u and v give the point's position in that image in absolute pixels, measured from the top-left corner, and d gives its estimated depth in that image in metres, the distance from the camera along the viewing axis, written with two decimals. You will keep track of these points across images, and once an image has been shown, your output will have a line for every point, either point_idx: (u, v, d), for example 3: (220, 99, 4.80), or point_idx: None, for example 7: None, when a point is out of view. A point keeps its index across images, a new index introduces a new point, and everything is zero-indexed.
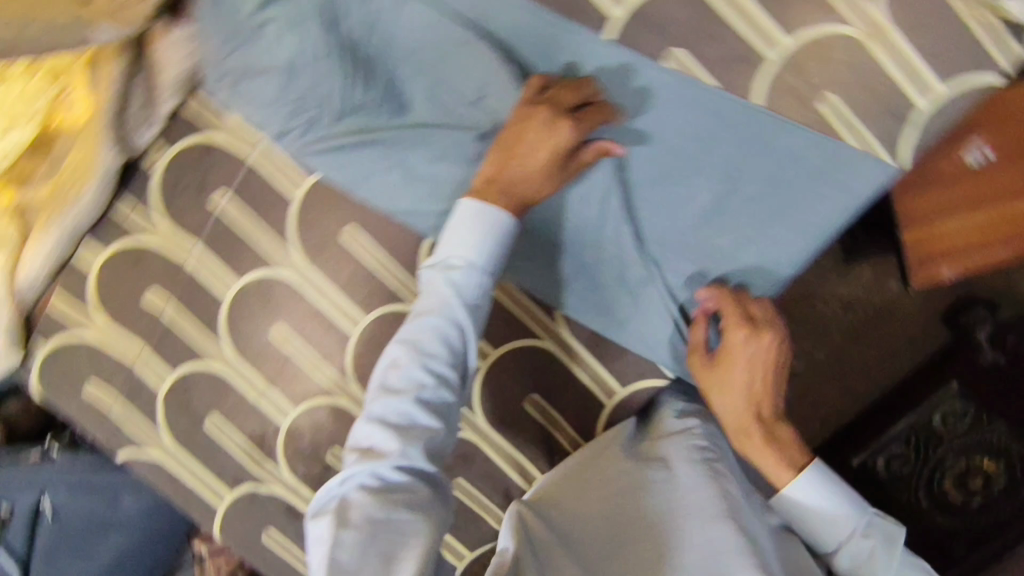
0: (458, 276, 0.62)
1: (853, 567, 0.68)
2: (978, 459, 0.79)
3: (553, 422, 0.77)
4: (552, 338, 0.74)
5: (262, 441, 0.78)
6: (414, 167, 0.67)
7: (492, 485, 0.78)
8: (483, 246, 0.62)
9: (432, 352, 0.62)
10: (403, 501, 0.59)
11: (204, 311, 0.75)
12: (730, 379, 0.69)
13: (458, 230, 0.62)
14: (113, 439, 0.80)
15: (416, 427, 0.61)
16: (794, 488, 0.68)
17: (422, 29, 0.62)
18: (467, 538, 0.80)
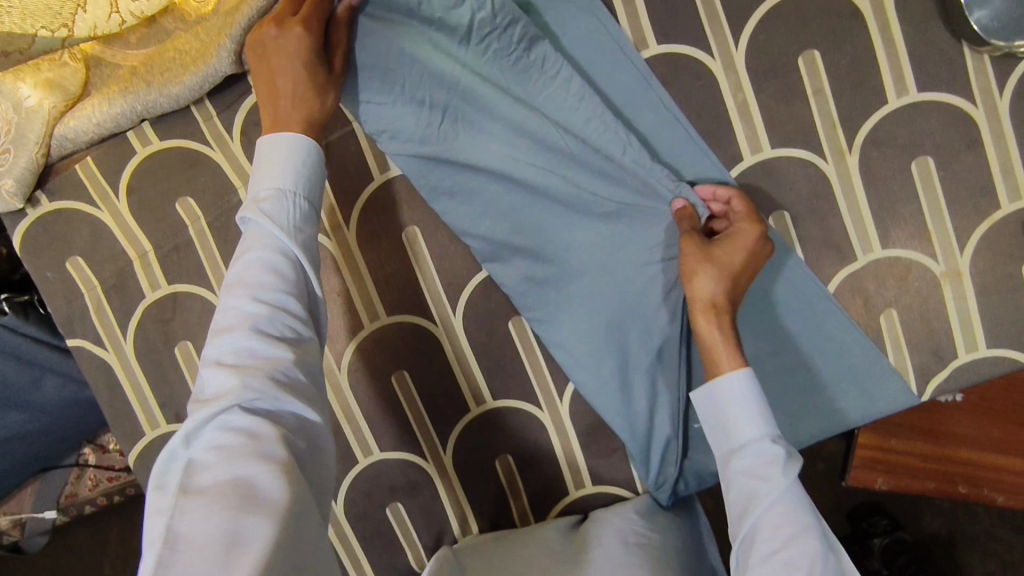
0: (276, 199, 0.52)
1: (740, 503, 0.53)
2: None
3: (512, 489, 0.73)
4: (550, 413, 0.72)
5: None
6: (503, 198, 0.66)
7: (427, 525, 0.73)
8: (299, 168, 0.54)
9: (260, 284, 0.49)
10: (251, 448, 0.43)
11: (232, 241, 0.71)
12: (709, 254, 0.58)
13: (275, 159, 0.54)
14: (68, 324, 0.74)
15: (259, 359, 0.47)
16: (726, 380, 0.55)
17: (574, 83, 0.63)
18: (377, 566, 0.74)
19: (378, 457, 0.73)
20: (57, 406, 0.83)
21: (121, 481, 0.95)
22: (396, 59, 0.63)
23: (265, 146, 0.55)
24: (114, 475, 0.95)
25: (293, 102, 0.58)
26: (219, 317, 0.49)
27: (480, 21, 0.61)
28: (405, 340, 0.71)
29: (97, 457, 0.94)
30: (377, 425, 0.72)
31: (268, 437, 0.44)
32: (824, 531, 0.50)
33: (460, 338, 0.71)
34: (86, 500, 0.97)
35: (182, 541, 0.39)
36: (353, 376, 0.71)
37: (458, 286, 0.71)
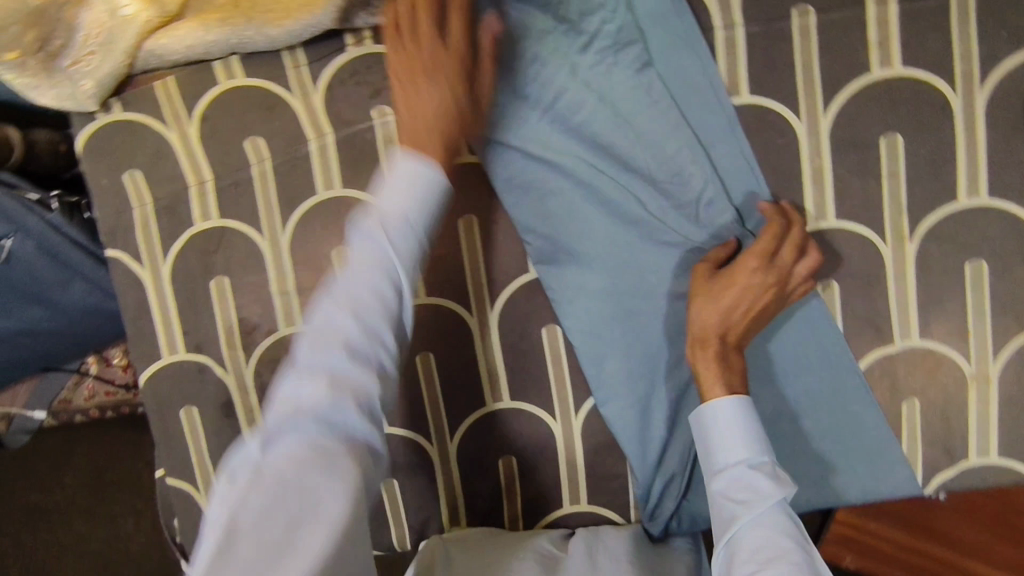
0: (393, 214, 0.52)
1: (723, 527, 0.53)
2: None
3: (508, 491, 0.74)
4: (562, 426, 0.72)
5: (250, 332, 0.74)
6: (571, 204, 0.68)
7: (417, 506, 0.75)
8: (423, 194, 0.54)
9: (364, 304, 0.49)
10: (321, 468, 0.44)
11: (291, 190, 0.72)
12: (709, 288, 0.60)
13: (398, 180, 0.54)
14: (112, 233, 0.74)
15: (348, 378, 0.47)
16: (711, 405, 0.57)
17: (666, 114, 0.65)
18: None
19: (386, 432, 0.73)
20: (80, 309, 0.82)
21: (121, 398, 0.98)
22: (504, 50, 0.65)
23: (393, 160, 0.55)
24: (115, 388, 0.97)
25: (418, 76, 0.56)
26: (316, 319, 0.50)
27: (607, 32, 0.65)
28: (439, 322, 0.72)
29: (100, 367, 0.95)
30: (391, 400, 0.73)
31: (338, 458, 0.45)
32: (806, 546, 0.50)
33: (492, 334, 0.72)
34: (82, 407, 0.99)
35: (240, 539, 0.41)
36: None
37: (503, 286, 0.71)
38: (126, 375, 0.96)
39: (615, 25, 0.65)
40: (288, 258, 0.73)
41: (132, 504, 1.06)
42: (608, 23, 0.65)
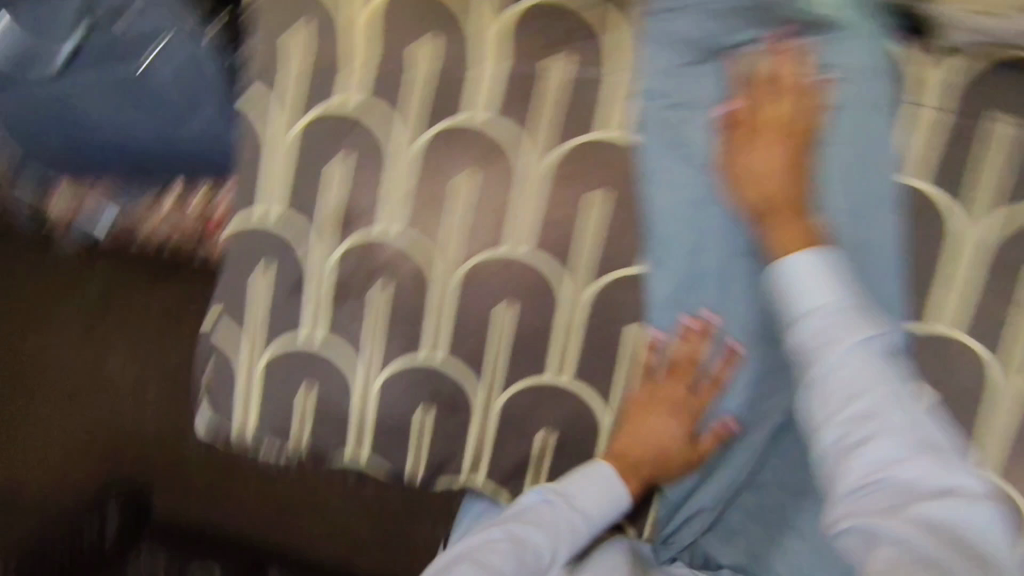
0: (561, 497, 0.68)
1: (810, 361, 0.55)
2: None
3: (535, 460, 0.75)
4: (609, 422, 0.72)
5: (350, 223, 0.75)
6: (702, 217, 0.68)
7: (446, 440, 0.76)
8: (609, 508, 0.69)
9: (529, 536, 0.65)
10: None
11: (437, 106, 0.72)
12: (736, 179, 0.65)
13: (599, 493, 0.69)
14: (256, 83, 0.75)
15: None
16: (791, 259, 0.58)
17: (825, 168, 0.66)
18: (384, 446, 0.78)
19: (441, 364, 0.75)
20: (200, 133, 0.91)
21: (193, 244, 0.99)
22: (693, 57, 0.68)
23: (596, 476, 0.70)
24: (197, 221, 0.98)
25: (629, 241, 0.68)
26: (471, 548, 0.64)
27: (797, 68, 0.65)
28: (529, 284, 0.71)
29: (198, 198, 0.97)
30: (457, 335, 0.74)
31: None
32: (900, 378, 0.53)
33: (575, 314, 0.71)
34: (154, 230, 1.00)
35: None
36: (465, 281, 0.73)
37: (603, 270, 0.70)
38: (215, 214, 0.97)
39: (807, 66, 0.65)
40: (411, 168, 0.73)
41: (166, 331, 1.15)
42: (807, 55, 0.65)
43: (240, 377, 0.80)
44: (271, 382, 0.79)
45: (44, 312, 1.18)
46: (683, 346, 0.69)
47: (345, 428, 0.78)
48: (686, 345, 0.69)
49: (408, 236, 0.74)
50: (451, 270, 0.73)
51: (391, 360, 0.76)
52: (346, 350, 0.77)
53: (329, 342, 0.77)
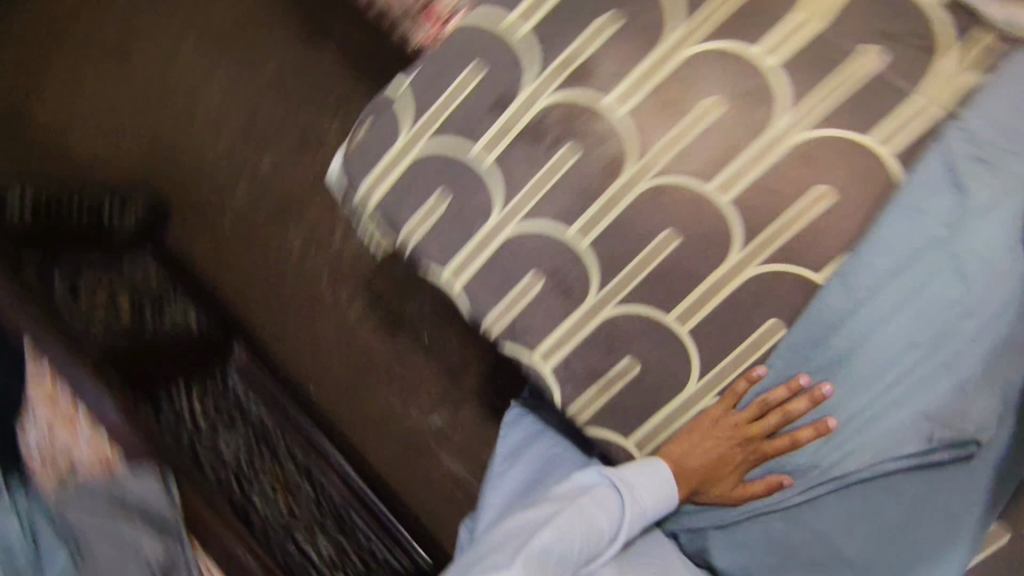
0: (619, 477, 0.72)
1: None
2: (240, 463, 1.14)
3: (602, 383, 0.74)
4: (693, 393, 0.71)
5: (580, 77, 0.71)
6: (909, 277, 0.64)
7: (534, 319, 0.75)
8: (660, 509, 0.73)
9: (595, 516, 0.70)
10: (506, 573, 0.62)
11: (735, 23, 0.67)
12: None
13: (653, 490, 0.72)
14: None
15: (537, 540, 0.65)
16: None
17: None
18: (476, 289, 0.77)
19: (580, 250, 0.73)
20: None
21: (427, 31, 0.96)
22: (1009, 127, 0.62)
23: (652, 469, 0.73)
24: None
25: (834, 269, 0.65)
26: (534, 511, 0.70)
27: None
28: (709, 233, 0.69)
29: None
30: (612, 234, 0.72)
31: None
32: None
33: (732, 283, 0.69)
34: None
35: None
36: (651, 192, 0.70)
37: (785, 261, 0.67)
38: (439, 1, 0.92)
39: None
40: (675, 62, 0.69)
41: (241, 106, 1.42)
42: None
43: (390, 147, 0.79)
44: (415, 169, 0.78)
45: (268, 20, 1.41)
46: (788, 409, 0.68)
47: (453, 252, 0.77)
48: (786, 399, 0.68)
49: (629, 121, 0.70)
50: (648, 175, 0.70)
51: (536, 219, 0.74)
52: (501, 185, 0.75)
53: (491, 168, 0.75)
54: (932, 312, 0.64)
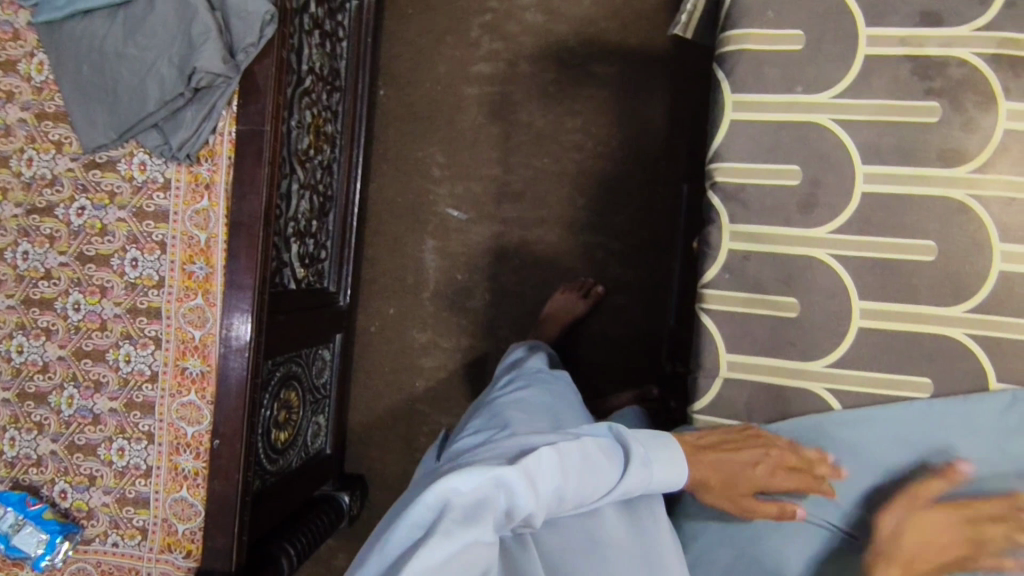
0: (637, 438, 0.70)
1: None
2: (316, 89, 1.25)
3: (756, 299, 0.72)
4: (816, 370, 0.70)
5: (1006, 65, 0.66)
6: None
7: (759, 202, 0.71)
8: (668, 483, 0.69)
9: (596, 458, 0.66)
10: (503, 475, 0.59)
11: None
12: (926, 512, 0.64)
13: (662, 465, 0.69)
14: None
15: (537, 458, 0.62)
16: None
17: None
18: (739, 134, 0.72)
19: (855, 187, 0.69)
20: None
21: None
22: None
23: (668, 445, 0.70)
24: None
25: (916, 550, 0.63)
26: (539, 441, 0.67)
27: None
28: (959, 275, 0.67)
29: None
30: (893, 202, 0.68)
31: (499, 484, 0.59)
32: None
33: (931, 327, 0.68)
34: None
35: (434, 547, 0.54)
36: (959, 203, 0.67)
37: (987, 353, 0.67)
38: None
39: None
40: None
41: None
42: None
43: None
44: None
45: None
46: (813, 467, 0.68)
47: (755, 88, 0.71)
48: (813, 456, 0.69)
49: (1004, 136, 0.66)
50: (968, 189, 0.67)
51: (849, 131, 0.69)
52: (855, 78, 0.69)
53: (861, 57, 0.68)
54: None
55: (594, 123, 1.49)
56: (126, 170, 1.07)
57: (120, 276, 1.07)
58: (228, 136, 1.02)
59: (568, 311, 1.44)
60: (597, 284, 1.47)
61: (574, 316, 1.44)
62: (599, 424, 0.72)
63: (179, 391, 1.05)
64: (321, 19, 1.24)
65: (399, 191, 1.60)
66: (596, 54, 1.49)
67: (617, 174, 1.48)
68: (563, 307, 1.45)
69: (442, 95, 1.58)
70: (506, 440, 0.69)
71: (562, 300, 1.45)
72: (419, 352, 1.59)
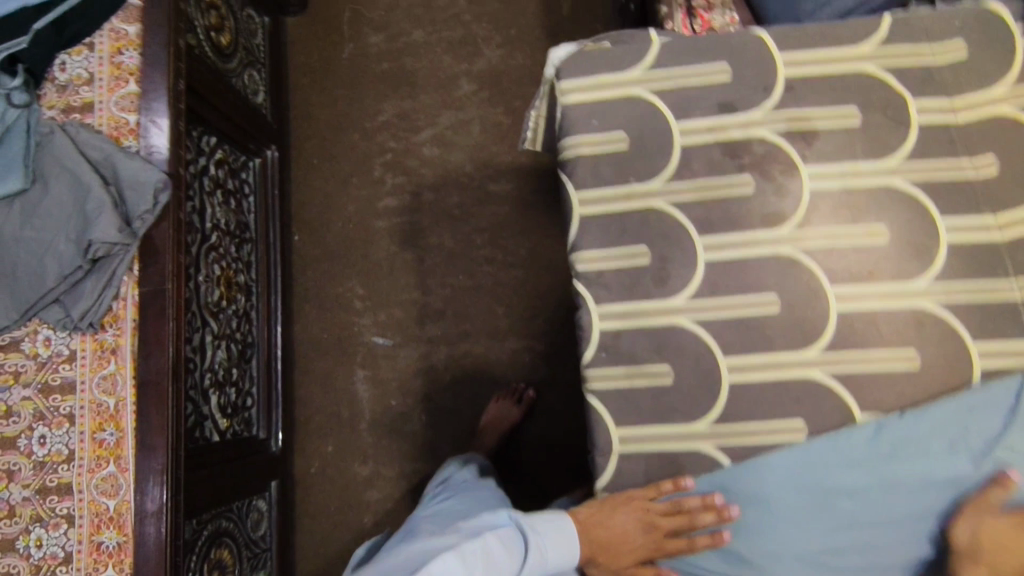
0: (534, 526, 0.76)
1: None
2: (223, 243, 1.30)
3: (632, 372, 0.76)
4: (699, 431, 0.74)
5: (799, 138, 0.77)
6: (929, 465, 0.69)
7: (618, 283, 0.77)
8: (567, 560, 0.76)
9: (494, 559, 0.73)
10: None
11: (939, 193, 0.74)
12: (997, 517, 0.65)
13: (561, 545, 0.76)
14: (910, 20, 0.78)
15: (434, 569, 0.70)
16: None
17: None
18: (590, 226, 0.79)
19: (698, 257, 0.76)
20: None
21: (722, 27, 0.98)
22: None
23: (564, 526, 0.76)
24: (699, 1, 1.00)
25: (994, 551, 0.63)
26: (443, 540, 0.75)
27: None
28: (805, 321, 0.74)
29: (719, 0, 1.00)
30: (732, 265, 0.75)
31: None
32: None
33: (794, 372, 0.73)
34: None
35: None
36: (787, 258, 0.75)
37: (846, 388, 0.72)
38: (712, 16, 0.99)
39: None
40: (881, 182, 0.75)
41: (382, 15, 1.76)
42: None
43: (617, 71, 0.81)
44: (622, 102, 0.81)
45: None
46: (695, 519, 0.71)
47: (597, 184, 0.80)
48: (695, 509, 0.72)
49: (811, 196, 0.75)
50: (794, 246, 0.75)
51: (682, 210, 0.77)
52: (678, 165, 0.78)
53: (679, 148, 0.79)
54: (916, 504, 0.70)
55: (499, 236, 1.61)
56: (30, 348, 1.07)
57: (27, 456, 1.04)
58: (130, 300, 1.05)
59: (503, 421, 1.46)
60: (528, 388, 1.50)
61: (508, 423, 1.46)
62: (501, 514, 0.79)
63: (95, 569, 1.00)
64: (222, 179, 1.33)
65: (322, 327, 1.63)
66: (491, 175, 1.64)
67: (528, 278, 1.58)
68: (496, 417, 1.46)
69: (354, 231, 1.67)
70: (414, 543, 0.76)
71: (497, 411, 1.47)
72: (362, 487, 1.56)
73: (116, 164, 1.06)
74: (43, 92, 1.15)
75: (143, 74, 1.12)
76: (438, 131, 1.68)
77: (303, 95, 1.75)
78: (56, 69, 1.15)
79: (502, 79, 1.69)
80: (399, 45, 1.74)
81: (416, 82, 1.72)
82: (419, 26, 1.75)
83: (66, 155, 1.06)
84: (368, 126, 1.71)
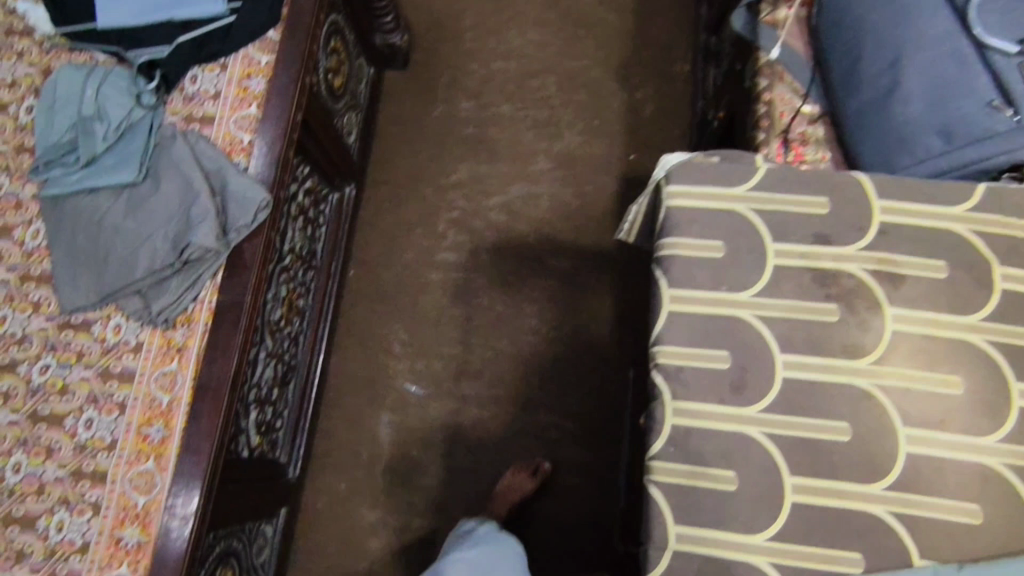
0: None
1: None
2: (292, 267, 1.35)
3: (698, 471, 0.77)
4: (756, 543, 0.75)
5: (886, 280, 0.81)
6: None
7: (697, 381, 0.80)
8: None
9: None
10: None
11: (1015, 356, 0.78)
12: None
13: None
14: (1003, 192, 0.84)
15: None
16: None
17: None
18: (677, 321, 0.82)
19: (777, 372, 0.79)
20: (913, 120, 0.93)
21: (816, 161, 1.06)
22: None
23: None
24: (795, 134, 1.08)
25: None
26: None
27: None
28: (873, 455, 0.75)
29: (814, 136, 1.07)
30: (810, 387, 0.78)
31: None
32: None
33: (856, 503, 0.74)
34: (775, 98, 1.10)
35: None
36: (863, 390, 0.77)
37: (906, 529, 0.74)
38: (806, 150, 1.07)
39: None
40: (960, 336, 0.79)
41: (475, 86, 1.87)
42: None
43: (723, 185, 0.87)
44: (723, 213, 0.86)
45: (587, 79, 1.86)
46: None
47: (689, 284, 0.84)
48: None
49: (893, 336, 0.79)
50: (870, 380, 0.78)
51: (768, 325, 0.81)
52: (769, 282, 0.83)
53: (772, 266, 0.83)
54: None
55: (548, 309, 1.66)
56: (99, 331, 1.10)
57: (70, 437, 1.05)
58: (207, 305, 1.09)
59: (519, 490, 1.44)
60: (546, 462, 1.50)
61: (521, 493, 1.45)
62: None
63: (109, 565, 0.99)
64: (305, 207, 1.39)
65: (358, 364, 1.66)
66: (551, 251, 1.71)
67: (569, 356, 1.61)
68: (511, 486, 1.46)
69: (410, 279, 1.71)
70: None
71: (513, 479, 1.46)
72: (365, 534, 1.54)
73: (225, 177, 1.12)
74: (170, 97, 1.22)
75: (267, 101, 1.21)
76: (507, 200, 1.76)
77: (386, 142, 1.84)
78: (187, 81, 1.22)
79: (576, 164, 1.78)
80: (485, 116, 1.84)
81: (495, 151, 1.81)
82: (508, 100, 1.86)
83: (181, 162, 1.13)
84: (443, 183, 1.79)
